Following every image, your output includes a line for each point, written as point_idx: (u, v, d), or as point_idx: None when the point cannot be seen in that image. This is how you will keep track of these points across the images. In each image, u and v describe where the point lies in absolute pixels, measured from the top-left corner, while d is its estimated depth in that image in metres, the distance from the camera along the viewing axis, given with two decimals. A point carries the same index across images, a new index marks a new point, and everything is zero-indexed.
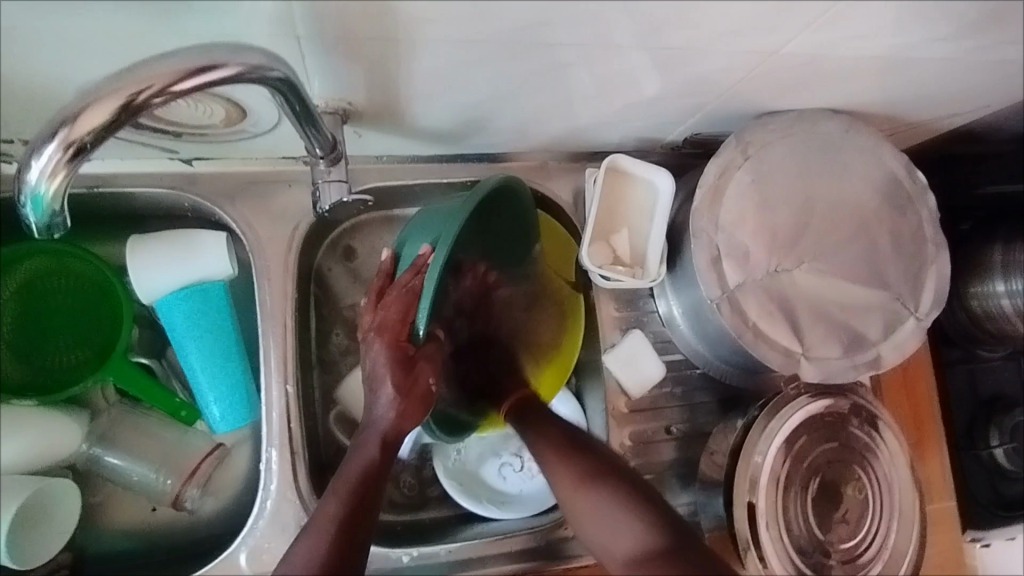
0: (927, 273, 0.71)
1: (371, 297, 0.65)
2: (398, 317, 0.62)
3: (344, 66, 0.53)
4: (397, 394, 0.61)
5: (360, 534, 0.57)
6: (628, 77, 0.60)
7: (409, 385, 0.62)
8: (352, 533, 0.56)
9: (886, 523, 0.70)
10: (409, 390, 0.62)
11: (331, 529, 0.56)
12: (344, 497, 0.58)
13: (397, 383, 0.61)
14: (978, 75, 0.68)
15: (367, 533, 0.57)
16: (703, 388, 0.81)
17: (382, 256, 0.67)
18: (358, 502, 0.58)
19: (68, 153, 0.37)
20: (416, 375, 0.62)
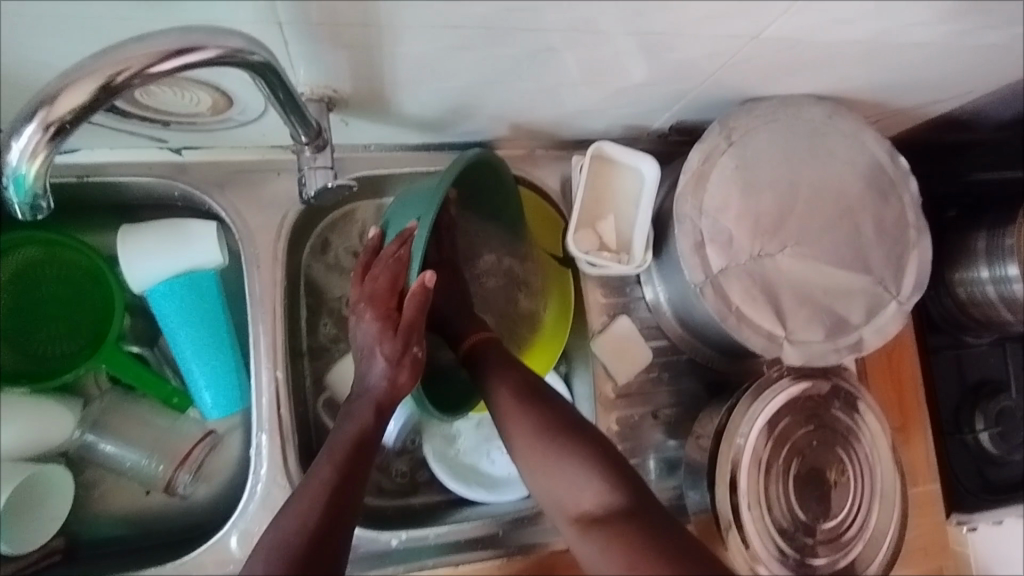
0: (909, 257, 0.72)
1: (357, 272, 0.66)
2: (387, 285, 0.64)
3: (328, 52, 0.53)
4: (389, 362, 0.63)
5: (353, 508, 0.54)
6: (612, 62, 0.61)
7: (399, 352, 0.63)
8: (344, 504, 0.53)
9: (868, 503, 0.70)
10: (401, 359, 0.63)
11: (321, 487, 0.54)
12: (337, 463, 0.56)
13: (388, 353, 0.63)
14: (960, 60, 0.68)
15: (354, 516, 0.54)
16: (690, 373, 0.82)
17: (369, 233, 0.68)
18: (349, 466, 0.57)
19: (48, 133, 0.37)
20: (404, 344, 0.63)
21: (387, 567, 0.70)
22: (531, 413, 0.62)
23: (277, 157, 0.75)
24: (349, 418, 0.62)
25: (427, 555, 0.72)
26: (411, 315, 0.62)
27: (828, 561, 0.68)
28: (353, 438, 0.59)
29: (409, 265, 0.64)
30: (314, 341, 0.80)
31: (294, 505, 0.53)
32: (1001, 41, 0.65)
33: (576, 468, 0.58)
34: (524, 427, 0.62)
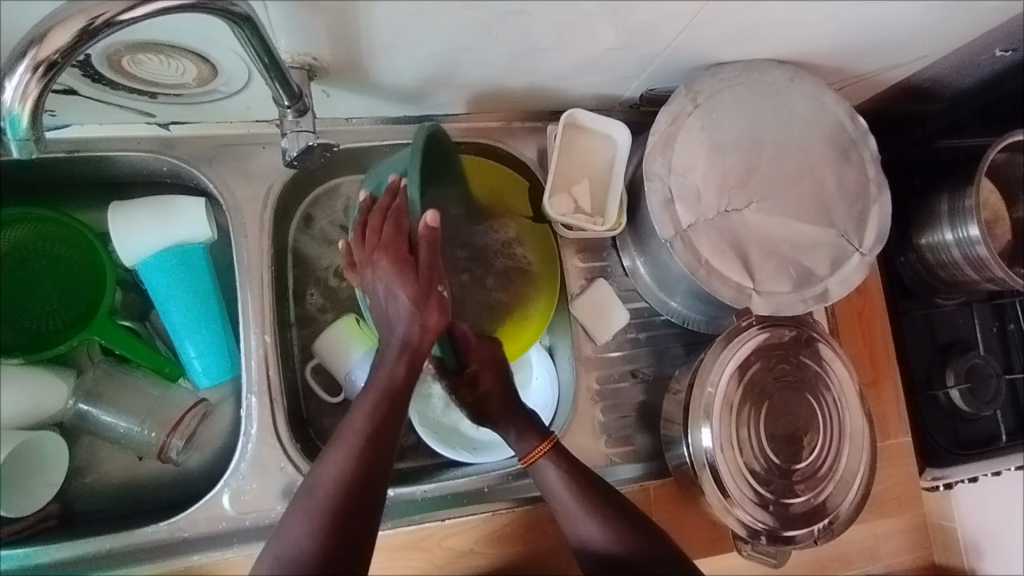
0: (871, 212, 0.75)
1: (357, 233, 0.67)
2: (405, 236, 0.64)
3: (307, 17, 0.56)
4: (414, 305, 0.61)
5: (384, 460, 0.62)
6: (579, 27, 0.64)
7: (425, 294, 0.62)
8: (376, 459, 0.61)
9: (838, 445, 0.73)
10: (427, 305, 0.62)
11: (357, 442, 0.61)
12: (369, 411, 0.62)
13: (412, 294, 0.61)
14: (911, 23, 0.72)
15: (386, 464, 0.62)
16: (668, 333, 0.84)
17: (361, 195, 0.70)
18: (381, 421, 0.62)
19: (38, 73, 0.40)
20: (427, 284, 0.62)
21: None
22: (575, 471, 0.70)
23: (262, 131, 0.77)
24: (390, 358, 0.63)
25: (414, 509, 0.74)
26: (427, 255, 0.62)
27: (803, 500, 0.71)
28: (386, 387, 0.63)
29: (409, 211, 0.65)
30: (303, 311, 0.82)
31: (335, 457, 0.61)
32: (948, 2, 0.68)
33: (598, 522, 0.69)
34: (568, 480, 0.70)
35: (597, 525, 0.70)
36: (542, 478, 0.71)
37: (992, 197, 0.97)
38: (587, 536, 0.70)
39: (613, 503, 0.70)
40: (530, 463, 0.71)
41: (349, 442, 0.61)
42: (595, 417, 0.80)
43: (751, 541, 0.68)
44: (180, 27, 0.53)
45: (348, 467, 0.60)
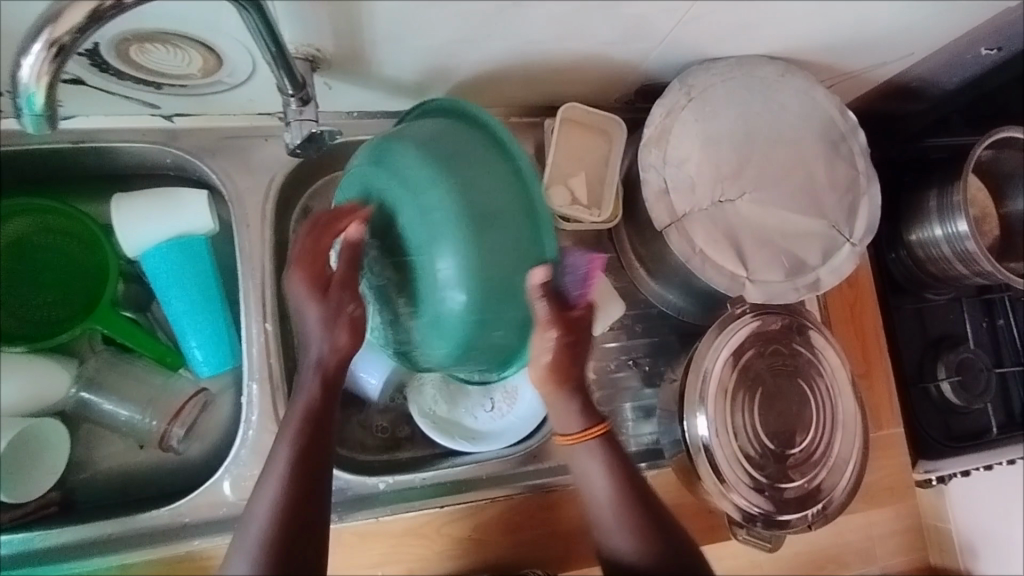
0: (861, 204, 0.77)
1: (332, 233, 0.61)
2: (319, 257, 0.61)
3: (311, 8, 0.57)
4: (324, 323, 0.59)
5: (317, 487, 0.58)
6: (574, 21, 0.66)
7: (335, 311, 0.60)
8: (309, 487, 0.58)
9: (830, 432, 0.75)
10: (336, 318, 0.60)
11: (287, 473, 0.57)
12: (292, 438, 0.59)
13: (321, 313, 0.59)
14: (898, 20, 0.74)
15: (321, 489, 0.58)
16: (663, 325, 0.86)
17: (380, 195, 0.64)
18: (307, 446, 0.59)
19: (52, 52, 0.42)
20: (337, 303, 0.60)
21: (376, 509, 0.74)
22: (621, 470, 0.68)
23: (264, 123, 0.78)
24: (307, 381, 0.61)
25: (414, 496, 0.75)
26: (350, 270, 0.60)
27: (797, 485, 0.72)
28: (305, 410, 0.60)
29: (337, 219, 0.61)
30: None
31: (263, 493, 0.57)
32: None
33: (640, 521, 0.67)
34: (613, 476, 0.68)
35: (632, 531, 0.67)
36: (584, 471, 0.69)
37: (980, 194, 0.99)
38: (620, 542, 0.67)
39: (640, 497, 0.68)
40: (576, 440, 0.68)
41: (283, 471, 0.57)
42: None
43: (747, 524, 0.69)
44: (187, 15, 0.55)
45: (283, 497, 0.56)
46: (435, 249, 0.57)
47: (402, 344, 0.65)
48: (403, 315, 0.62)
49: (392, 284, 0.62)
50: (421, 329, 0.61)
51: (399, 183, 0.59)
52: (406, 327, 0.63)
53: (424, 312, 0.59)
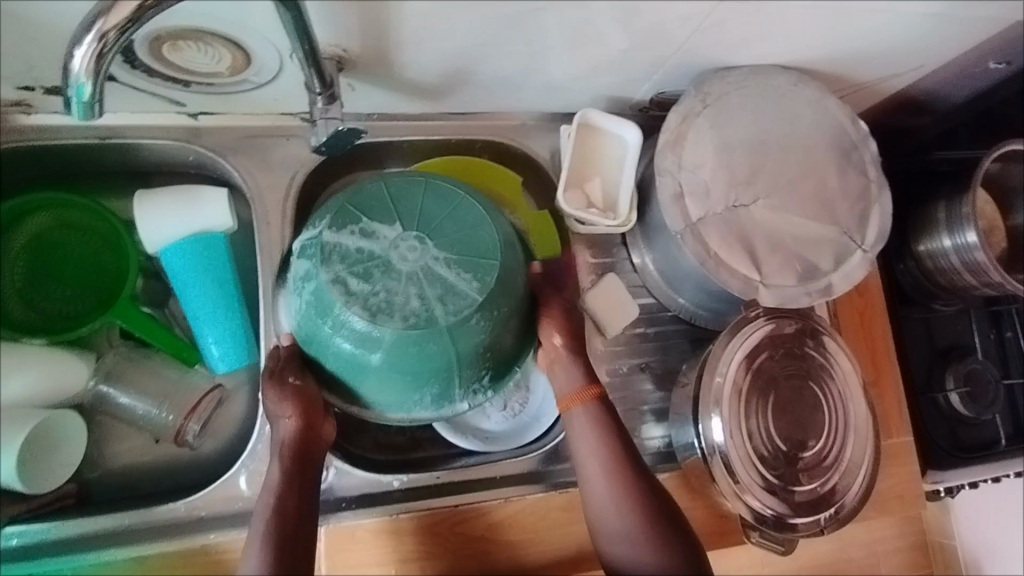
0: (872, 211, 0.78)
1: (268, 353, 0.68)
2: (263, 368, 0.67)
3: (340, 7, 0.59)
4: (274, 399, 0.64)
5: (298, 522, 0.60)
6: (592, 29, 0.67)
7: (280, 387, 0.64)
8: (290, 521, 0.60)
9: (843, 436, 0.75)
10: (284, 396, 0.64)
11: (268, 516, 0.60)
12: (274, 484, 0.62)
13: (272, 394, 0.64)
14: (909, 32, 0.75)
15: (301, 525, 0.60)
16: (674, 329, 0.86)
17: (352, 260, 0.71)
18: (287, 490, 0.62)
19: (102, 43, 0.43)
20: (279, 377, 0.64)
21: (390, 505, 0.74)
22: (624, 468, 0.68)
23: (287, 124, 0.80)
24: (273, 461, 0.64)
25: (429, 494, 0.76)
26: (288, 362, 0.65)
27: (808, 488, 0.73)
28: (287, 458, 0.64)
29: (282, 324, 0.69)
30: None
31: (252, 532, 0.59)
32: (944, 11, 0.72)
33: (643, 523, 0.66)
34: (618, 474, 0.68)
35: (638, 539, 0.65)
36: (585, 469, 0.69)
37: (987, 207, 1.00)
38: (624, 549, 0.65)
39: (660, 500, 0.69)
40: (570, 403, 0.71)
41: (262, 522, 0.60)
42: None
43: (759, 526, 0.70)
44: (222, 12, 0.56)
45: (267, 530, 0.59)
46: (451, 252, 0.60)
47: (458, 319, 0.59)
48: (457, 285, 0.60)
49: (441, 264, 0.60)
50: (488, 288, 0.61)
51: (413, 193, 0.62)
52: (463, 297, 0.59)
53: (489, 270, 0.61)
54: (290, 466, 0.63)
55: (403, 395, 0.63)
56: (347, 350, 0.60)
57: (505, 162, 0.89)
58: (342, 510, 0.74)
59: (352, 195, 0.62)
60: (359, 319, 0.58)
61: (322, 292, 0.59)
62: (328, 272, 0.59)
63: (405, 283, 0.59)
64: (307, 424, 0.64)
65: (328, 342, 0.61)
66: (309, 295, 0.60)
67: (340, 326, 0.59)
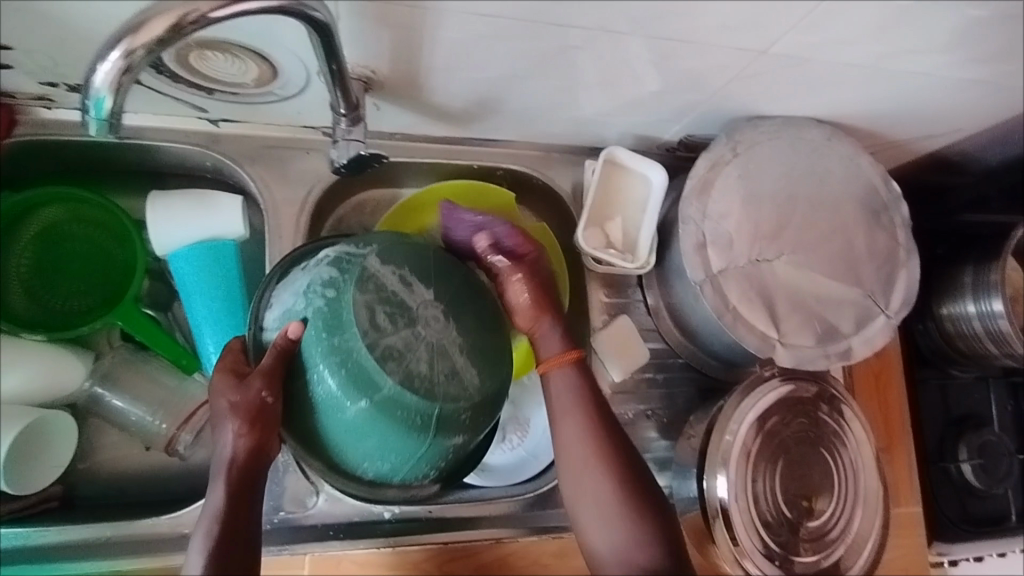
0: (898, 275, 0.76)
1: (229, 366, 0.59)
2: (230, 363, 0.60)
3: (374, 31, 0.57)
4: (233, 411, 0.56)
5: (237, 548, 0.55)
6: (628, 69, 0.66)
7: (244, 399, 0.56)
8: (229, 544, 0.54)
9: (851, 508, 0.73)
10: (243, 406, 0.56)
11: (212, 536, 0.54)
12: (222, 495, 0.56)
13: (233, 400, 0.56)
14: (951, 95, 0.73)
15: (242, 551, 0.55)
16: (685, 377, 0.84)
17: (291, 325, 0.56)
18: (233, 509, 0.56)
19: (127, 61, 0.42)
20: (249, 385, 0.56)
21: (378, 536, 0.72)
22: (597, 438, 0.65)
23: (308, 137, 0.79)
24: (213, 483, 0.57)
25: (419, 529, 0.74)
26: (263, 366, 0.56)
27: (810, 560, 0.70)
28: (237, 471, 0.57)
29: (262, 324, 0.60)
30: None
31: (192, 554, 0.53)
32: (989, 78, 0.70)
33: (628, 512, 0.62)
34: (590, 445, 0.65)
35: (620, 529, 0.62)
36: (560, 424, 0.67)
37: (1016, 274, 0.97)
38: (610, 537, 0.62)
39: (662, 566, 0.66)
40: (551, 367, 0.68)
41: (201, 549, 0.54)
42: None
43: None
44: (252, 28, 0.55)
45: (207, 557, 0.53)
46: (471, 344, 0.58)
47: (451, 406, 0.55)
48: (463, 373, 0.56)
49: (458, 349, 0.56)
50: (485, 392, 0.58)
51: (454, 274, 0.60)
52: (464, 387, 0.56)
53: (493, 374, 0.58)
54: (234, 487, 0.56)
55: (353, 456, 0.58)
56: (331, 383, 0.54)
57: (524, 191, 0.87)
58: (329, 539, 0.71)
59: (405, 245, 0.60)
60: (366, 361, 0.54)
61: (341, 309, 0.55)
62: (358, 296, 0.55)
63: (420, 349, 0.55)
64: (257, 444, 0.57)
65: (316, 366, 0.55)
66: (325, 308, 0.55)
67: (342, 353, 0.54)
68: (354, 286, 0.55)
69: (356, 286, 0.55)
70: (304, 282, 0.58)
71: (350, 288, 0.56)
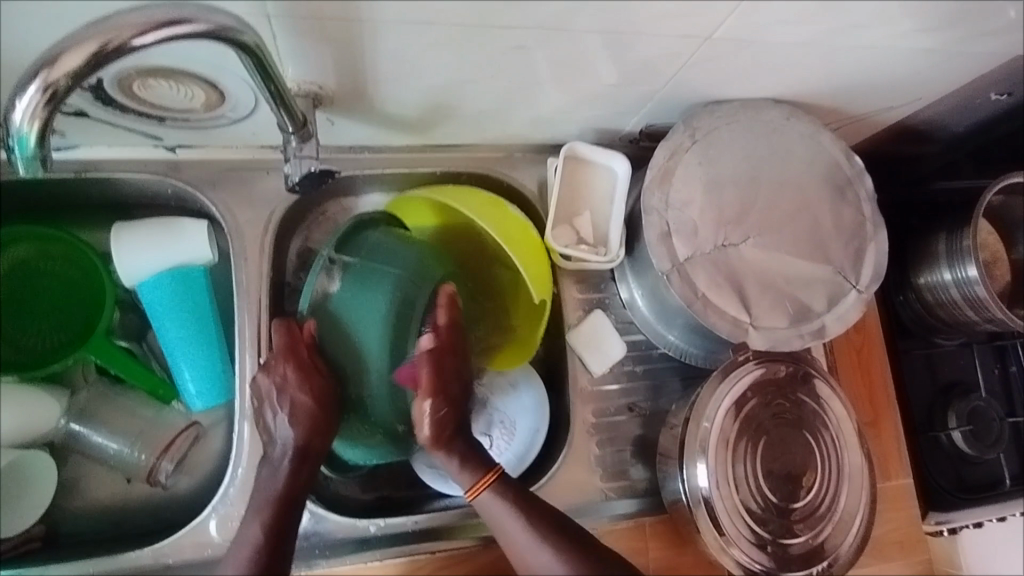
0: (867, 249, 0.76)
1: (285, 351, 0.65)
2: (291, 347, 0.66)
3: (314, 46, 0.57)
4: (298, 403, 0.65)
5: (287, 528, 0.63)
6: (577, 63, 0.66)
7: (311, 390, 0.65)
8: (282, 528, 0.62)
9: (837, 486, 0.73)
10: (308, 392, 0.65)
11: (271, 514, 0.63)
12: (290, 478, 0.64)
13: (308, 392, 0.65)
14: (905, 64, 0.73)
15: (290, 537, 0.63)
16: (664, 368, 0.83)
17: (307, 323, 0.67)
18: (289, 492, 0.64)
19: (47, 95, 0.42)
20: (311, 376, 0.66)
21: (365, 553, 0.72)
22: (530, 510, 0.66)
23: (266, 157, 0.79)
24: (273, 467, 0.65)
25: (406, 541, 0.74)
26: (307, 364, 0.66)
27: (801, 541, 0.70)
28: (297, 451, 0.65)
29: (301, 319, 0.68)
30: None
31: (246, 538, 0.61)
32: (939, 45, 0.70)
33: None
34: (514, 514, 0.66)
35: None
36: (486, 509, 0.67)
37: (990, 239, 0.97)
38: None
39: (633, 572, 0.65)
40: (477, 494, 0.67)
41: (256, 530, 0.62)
42: (590, 452, 0.79)
43: None
44: (193, 52, 0.55)
45: (265, 538, 0.61)
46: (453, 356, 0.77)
47: None
48: None
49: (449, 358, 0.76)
50: None
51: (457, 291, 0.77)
52: None
53: None
54: (297, 466, 0.65)
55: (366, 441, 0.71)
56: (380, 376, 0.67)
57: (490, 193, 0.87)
58: (315, 558, 0.71)
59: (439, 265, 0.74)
60: (406, 352, 0.67)
61: (393, 303, 0.68)
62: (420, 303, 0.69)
63: None
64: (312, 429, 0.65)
65: (369, 359, 0.67)
66: (399, 302, 0.68)
67: (399, 353, 0.67)
68: (417, 296, 0.69)
69: (418, 296, 0.69)
70: (366, 285, 0.68)
71: (411, 296, 0.69)
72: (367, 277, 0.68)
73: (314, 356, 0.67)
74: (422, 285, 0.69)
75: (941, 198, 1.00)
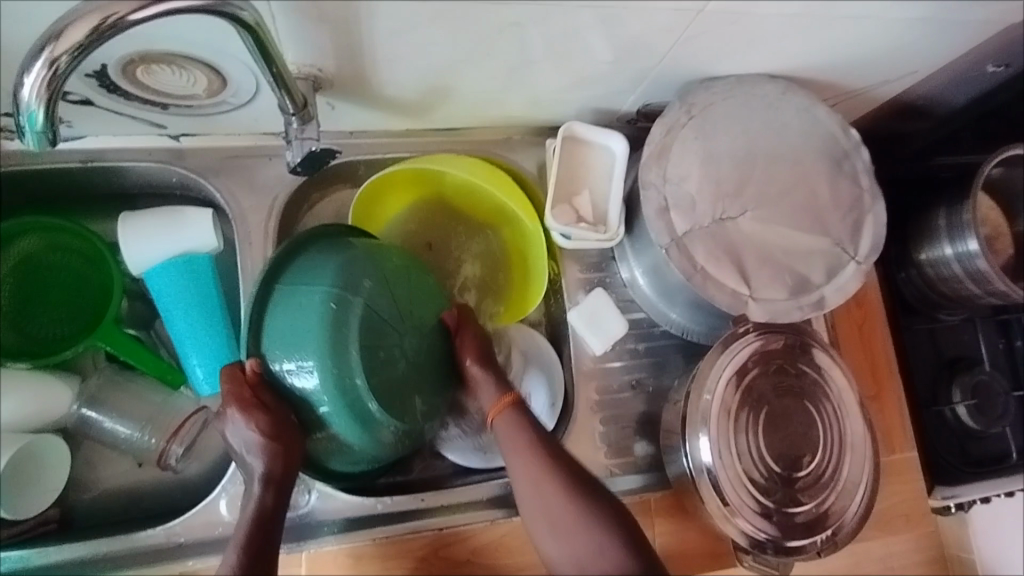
0: (865, 220, 0.76)
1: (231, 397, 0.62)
2: (234, 394, 0.62)
3: (312, 28, 0.58)
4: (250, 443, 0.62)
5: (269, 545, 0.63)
6: (572, 41, 0.66)
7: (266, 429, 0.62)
8: (263, 540, 0.63)
9: (839, 454, 0.73)
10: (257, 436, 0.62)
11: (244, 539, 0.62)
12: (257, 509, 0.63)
13: (261, 429, 0.61)
14: (900, 35, 0.73)
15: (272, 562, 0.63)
16: (666, 345, 0.84)
17: (250, 361, 0.62)
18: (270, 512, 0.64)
19: (52, 69, 0.43)
20: (260, 419, 0.62)
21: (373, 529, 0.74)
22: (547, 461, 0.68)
23: (268, 143, 0.80)
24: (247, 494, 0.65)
25: (414, 518, 0.75)
26: (252, 404, 0.62)
27: (805, 510, 0.71)
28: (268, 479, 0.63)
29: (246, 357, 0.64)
30: None
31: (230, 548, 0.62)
32: (933, 15, 0.70)
33: (583, 534, 0.65)
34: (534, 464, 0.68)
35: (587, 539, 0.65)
36: (503, 431, 0.70)
37: (992, 213, 0.97)
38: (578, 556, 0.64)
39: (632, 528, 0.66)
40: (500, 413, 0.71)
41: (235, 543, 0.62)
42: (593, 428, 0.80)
43: (752, 551, 0.68)
44: (194, 36, 0.56)
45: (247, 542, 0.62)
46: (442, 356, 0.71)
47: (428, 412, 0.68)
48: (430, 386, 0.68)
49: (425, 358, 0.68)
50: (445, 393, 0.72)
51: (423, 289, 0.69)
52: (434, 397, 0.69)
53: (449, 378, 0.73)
54: (269, 502, 0.64)
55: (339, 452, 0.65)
56: (325, 395, 0.61)
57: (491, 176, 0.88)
58: (323, 534, 0.73)
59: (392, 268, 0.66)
60: (348, 356, 0.60)
61: (326, 313, 0.61)
62: (357, 311, 0.61)
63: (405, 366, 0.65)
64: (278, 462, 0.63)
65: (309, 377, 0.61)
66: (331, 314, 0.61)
67: (342, 365, 0.61)
68: (349, 304, 0.61)
69: (350, 304, 0.61)
70: (294, 299, 0.62)
71: (346, 304, 0.61)
72: (298, 291, 0.62)
73: (262, 394, 0.63)
74: (356, 295, 0.62)
75: (941, 173, 1.00)
